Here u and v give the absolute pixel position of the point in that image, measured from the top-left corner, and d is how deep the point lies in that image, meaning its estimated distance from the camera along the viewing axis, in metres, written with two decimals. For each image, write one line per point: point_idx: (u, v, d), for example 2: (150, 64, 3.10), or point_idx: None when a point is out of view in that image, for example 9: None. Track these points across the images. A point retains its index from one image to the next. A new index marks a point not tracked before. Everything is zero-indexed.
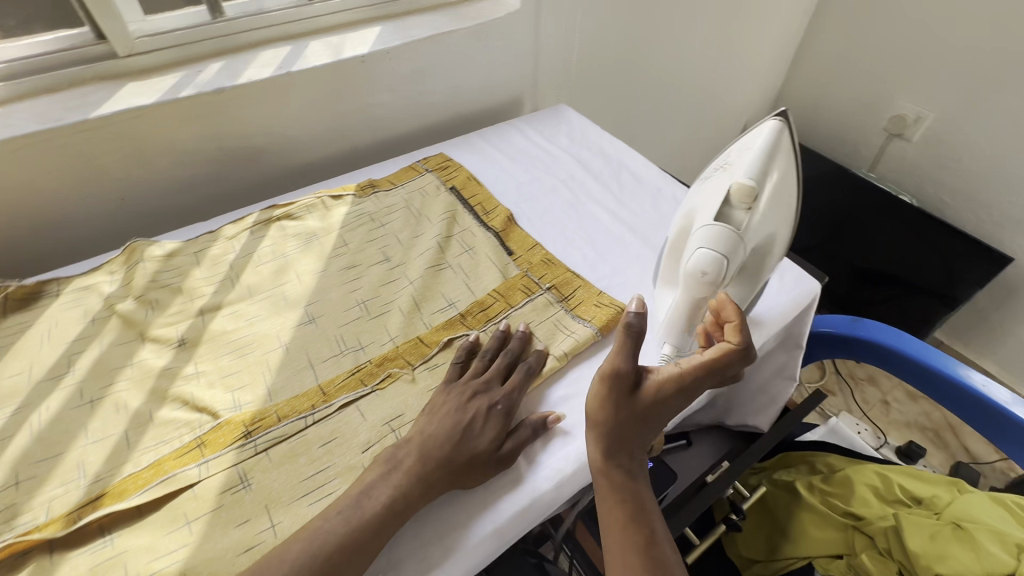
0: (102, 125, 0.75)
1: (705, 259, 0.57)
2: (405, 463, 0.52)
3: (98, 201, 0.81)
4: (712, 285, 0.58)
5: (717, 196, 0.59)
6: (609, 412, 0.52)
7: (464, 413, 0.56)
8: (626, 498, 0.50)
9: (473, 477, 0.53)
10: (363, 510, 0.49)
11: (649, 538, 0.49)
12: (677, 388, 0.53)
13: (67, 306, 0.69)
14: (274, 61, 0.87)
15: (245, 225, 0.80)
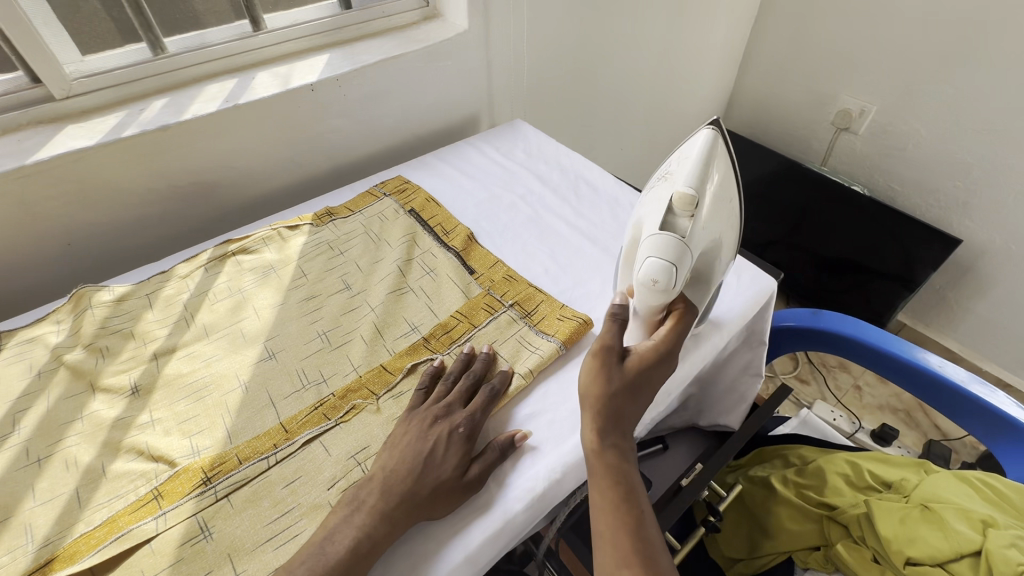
0: (39, 171, 0.72)
1: (655, 268, 0.56)
2: (368, 502, 0.51)
3: (44, 248, 0.78)
4: (664, 293, 0.57)
5: (661, 205, 0.60)
6: (601, 385, 0.54)
7: (427, 439, 0.56)
8: (619, 475, 0.51)
9: (442, 504, 0.52)
10: (327, 556, 0.47)
11: (637, 517, 0.49)
12: (658, 363, 0.56)
13: (10, 361, 0.66)
14: (220, 95, 0.85)
15: (199, 262, 0.79)
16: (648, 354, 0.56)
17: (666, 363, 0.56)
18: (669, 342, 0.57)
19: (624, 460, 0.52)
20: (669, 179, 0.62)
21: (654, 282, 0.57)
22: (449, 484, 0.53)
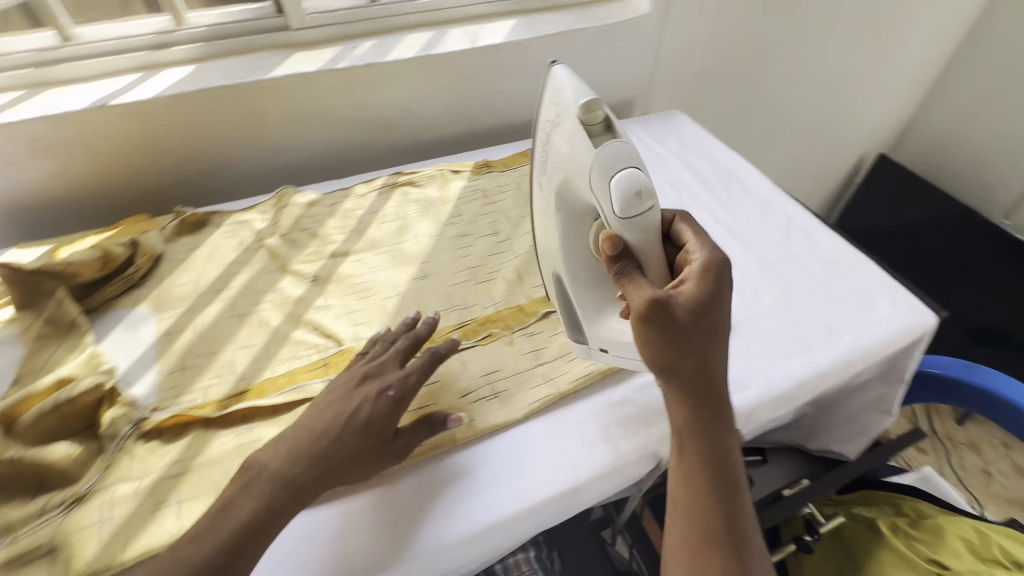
0: (273, 86, 0.86)
1: (631, 186, 0.49)
2: (272, 467, 0.49)
3: (259, 152, 0.93)
4: (649, 198, 0.49)
5: (574, 136, 0.53)
6: (670, 355, 0.48)
7: (353, 396, 0.54)
8: (715, 457, 0.48)
9: (359, 468, 0.52)
10: (223, 527, 0.45)
11: (735, 502, 0.47)
12: (719, 319, 0.49)
13: (226, 235, 0.81)
14: (418, 44, 0.95)
15: (375, 186, 0.89)
16: (713, 309, 0.49)
17: (722, 307, 0.50)
18: (715, 284, 0.50)
19: (719, 438, 0.49)
20: (551, 125, 0.56)
21: (637, 202, 0.49)
22: (370, 448, 0.52)
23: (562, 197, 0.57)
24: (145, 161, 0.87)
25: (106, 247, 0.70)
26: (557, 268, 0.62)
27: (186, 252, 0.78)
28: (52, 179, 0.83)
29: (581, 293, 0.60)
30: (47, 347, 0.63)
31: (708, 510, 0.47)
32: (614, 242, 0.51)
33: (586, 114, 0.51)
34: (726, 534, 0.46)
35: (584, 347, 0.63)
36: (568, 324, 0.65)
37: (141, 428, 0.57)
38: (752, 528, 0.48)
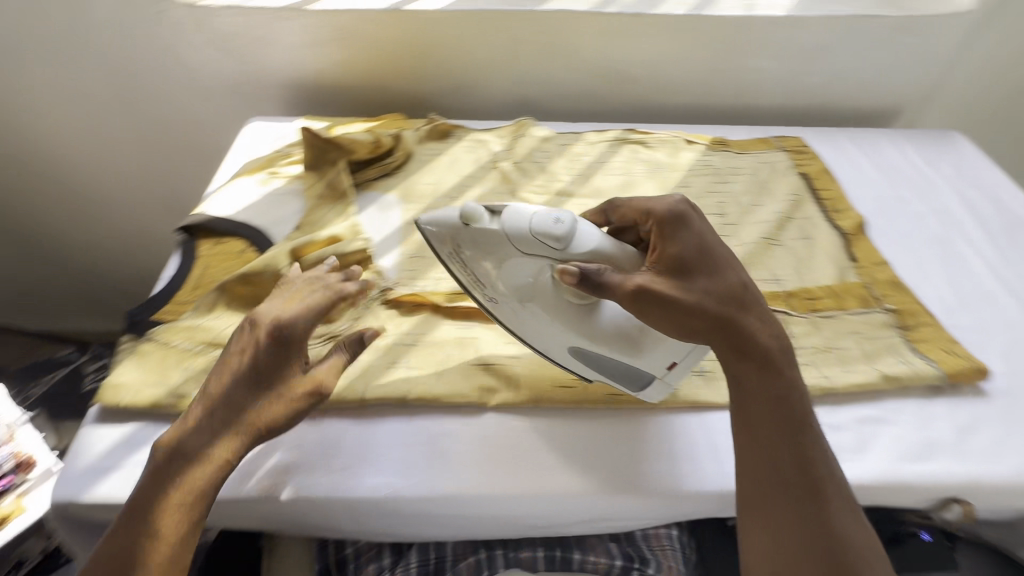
0: (541, 18, 0.88)
1: (537, 220, 0.49)
2: (188, 457, 0.49)
3: (505, 81, 0.96)
4: (571, 220, 0.49)
5: (491, 244, 0.51)
6: (687, 322, 0.50)
7: (245, 352, 0.53)
8: (772, 398, 0.51)
9: (281, 405, 0.52)
10: (147, 521, 0.47)
11: (804, 435, 0.50)
12: (708, 261, 0.52)
13: (466, 149, 0.86)
14: (691, 2, 0.91)
15: (607, 137, 0.89)
16: (701, 256, 0.52)
17: (714, 251, 0.53)
18: (687, 227, 0.52)
19: (770, 380, 0.51)
20: (451, 250, 0.55)
21: (554, 228, 0.48)
22: (286, 384, 0.52)
23: (508, 284, 0.54)
24: (410, 67, 0.94)
25: (377, 135, 0.80)
26: (569, 342, 0.55)
27: (432, 154, 0.85)
28: (336, 66, 0.94)
29: (606, 345, 0.54)
30: (322, 208, 0.73)
31: (772, 448, 0.49)
32: (572, 274, 0.48)
33: (466, 220, 0.51)
34: (797, 466, 0.49)
35: (663, 390, 0.58)
36: (619, 384, 0.58)
37: (386, 296, 0.66)
38: (826, 455, 0.50)
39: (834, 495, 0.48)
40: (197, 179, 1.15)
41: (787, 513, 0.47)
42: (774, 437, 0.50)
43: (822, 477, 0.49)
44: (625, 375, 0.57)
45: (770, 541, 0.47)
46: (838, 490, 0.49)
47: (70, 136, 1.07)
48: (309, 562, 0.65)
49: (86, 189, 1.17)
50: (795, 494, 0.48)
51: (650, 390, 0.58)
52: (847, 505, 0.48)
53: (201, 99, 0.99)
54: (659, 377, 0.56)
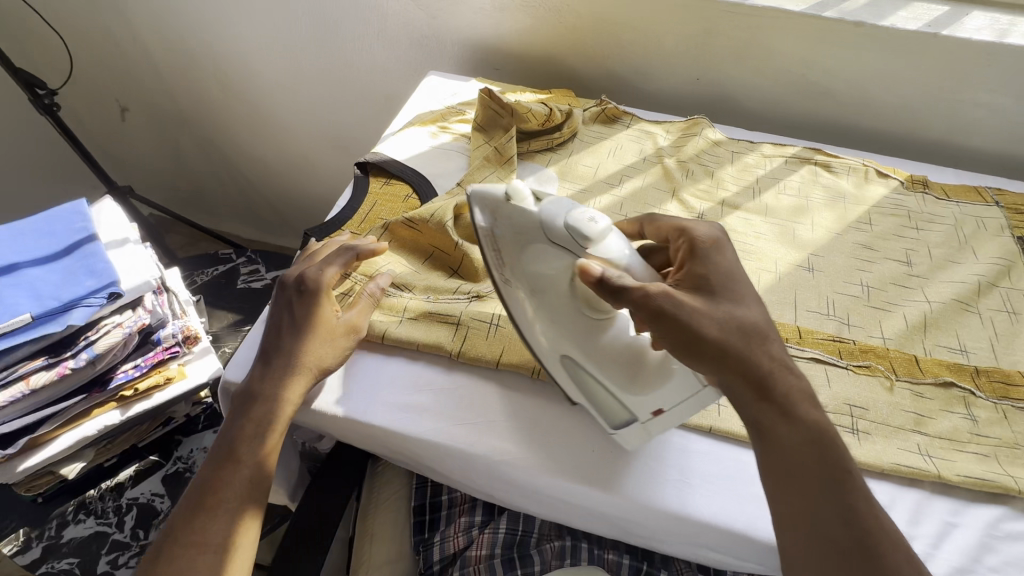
0: (746, 13, 0.82)
1: (578, 219, 0.49)
2: (251, 388, 0.55)
3: (683, 75, 0.91)
4: (606, 225, 0.49)
5: (523, 225, 0.51)
6: (701, 348, 0.47)
7: (298, 304, 0.57)
8: (803, 444, 0.46)
9: (339, 348, 0.58)
10: (226, 447, 0.53)
11: (844, 488, 0.44)
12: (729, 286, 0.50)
13: (631, 138, 0.84)
14: (926, 17, 0.80)
15: (786, 153, 0.82)
16: (722, 281, 0.50)
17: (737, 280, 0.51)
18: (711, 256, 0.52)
19: (797, 422, 0.46)
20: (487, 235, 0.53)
21: (591, 230, 0.48)
22: (341, 331, 0.59)
23: (524, 274, 0.52)
24: (590, 45, 0.92)
25: (551, 108, 0.81)
26: (564, 351, 0.52)
27: (595, 137, 0.83)
28: (518, 33, 0.94)
29: (600, 366, 0.51)
30: (485, 168, 0.74)
31: (806, 502, 0.44)
32: (596, 273, 0.47)
33: (509, 197, 0.51)
34: (839, 522, 0.43)
35: (639, 438, 0.53)
36: (597, 415, 0.54)
37: None
38: (875, 509, 0.44)
39: (891, 555, 0.41)
40: (362, 121, 1.23)
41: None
42: (810, 489, 0.44)
43: (872, 532, 0.42)
44: (607, 406, 0.53)
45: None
46: (897, 549, 0.42)
47: (267, 64, 1.18)
48: (408, 495, 0.70)
49: (268, 114, 1.31)
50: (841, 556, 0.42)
51: (626, 434, 0.53)
52: (907, 568, 0.41)
53: (385, 47, 1.05)
54: (639, 422, 0.51)
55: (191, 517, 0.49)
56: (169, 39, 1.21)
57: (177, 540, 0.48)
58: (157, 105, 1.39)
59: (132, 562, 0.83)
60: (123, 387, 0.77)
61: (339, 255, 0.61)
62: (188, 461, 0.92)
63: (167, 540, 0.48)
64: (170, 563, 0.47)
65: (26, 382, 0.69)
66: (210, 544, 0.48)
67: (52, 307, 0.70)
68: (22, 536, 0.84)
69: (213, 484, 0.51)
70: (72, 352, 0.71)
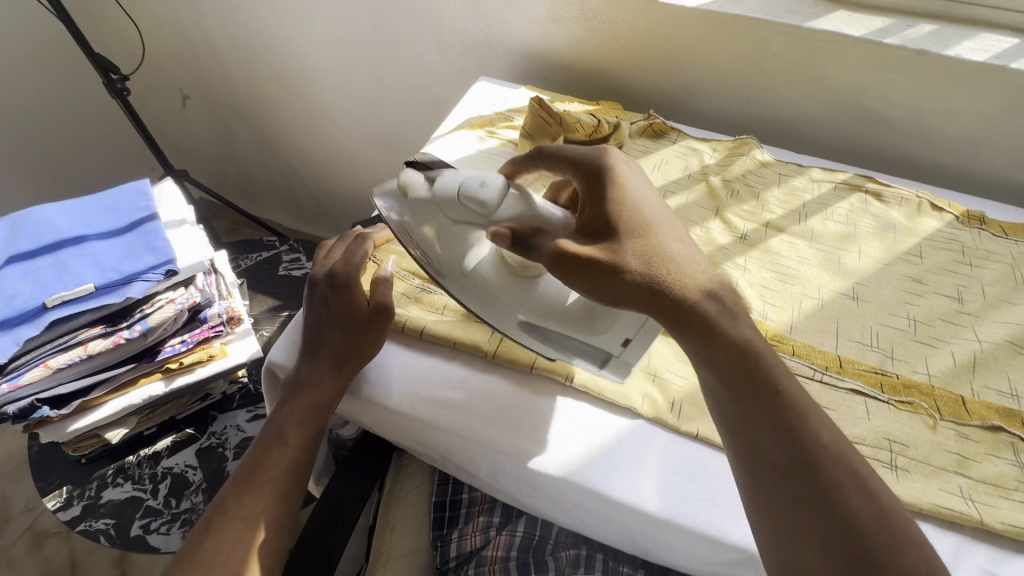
0: (804, 35, 0.81)
1: (468, 183, 0.53)
2: (294, 378, 0.59)
3: (734, 94, 0.91)
4: (495, 188, 0.52)
5: (422, 210, 0.55)
6: (614, 287, 0.47)
7: (333, 299, 0.62)
8: (726, 365, 0.48)
9: (375, 339, 0.61)
10: (271, 432, 0.57)
11: (774, 409, 0.46)
12: (631, 205, 0.49)
13: (677, 154, 0.84)
14: (993, 49, 0.77)
15: (835, 179, 0.81)
16: (620, 204, 0.49)
17: (638, 199, 0.50)
18: (607, 177, 0.50)
19: (716, 351, 0.48)
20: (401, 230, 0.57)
21: (483, 191, 0.52)
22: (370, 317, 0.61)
23: (452, 263, 0.56)
24: (641, 59, 0.92)
25: (600, 119, 0.82)
26: (520, 317, 0.55)
27: (641, 151, 0.84)
28: (570, 44, 0.95)
29: (564, 324, 0.54)
30: None
31: (742, 425, 0.47)
32: (504, 237, 0.51)
33: (404, 189, 0.55)
34: (773, 440, 0.45)
35: (622, 370, 0.56)
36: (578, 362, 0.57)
37: None
38: (817, 426, 0.45)
39: (834, 470, 0.43)
40: (408, 122, 1.26)
41: (772, 493, 0.44)
42: (745, 417, 0.47)
43: (811, 445, 0.44)
44: (585, 351, 0.55)
45: (766, 523, 0.44)
46: (841, 467, 0.44)
47: (323, 62, 1.22)
48: (430, 490, 0.72)
49: (320, 109, 1.35)
50: (779, 472, 0.44)
51: (608, 369, 0.56)
52: (848, 480, 0.43)
53: (438, 51, 1.07)
54: (614, 357, 0.54)
55: (240, 494, 0.53)
56: (233, 33, 1.26)
57: (227, 515, 0.52)
58: (216, 95, 1.45)
59: (164, 528, 0.87)
60: (170, 360, 0.81)
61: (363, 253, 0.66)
62: (222, 437, 0.95)
63: (216, 517, 0.52)
64: (218, 535, 0.50)
65: (84, 347, 0.73)
66: (256, 519, 0.52)
67: (114, 279, 0.74)
68: (64, 493, 0.88)
69: (260, 464, 0.55)
70: (128, 322, 0.75)
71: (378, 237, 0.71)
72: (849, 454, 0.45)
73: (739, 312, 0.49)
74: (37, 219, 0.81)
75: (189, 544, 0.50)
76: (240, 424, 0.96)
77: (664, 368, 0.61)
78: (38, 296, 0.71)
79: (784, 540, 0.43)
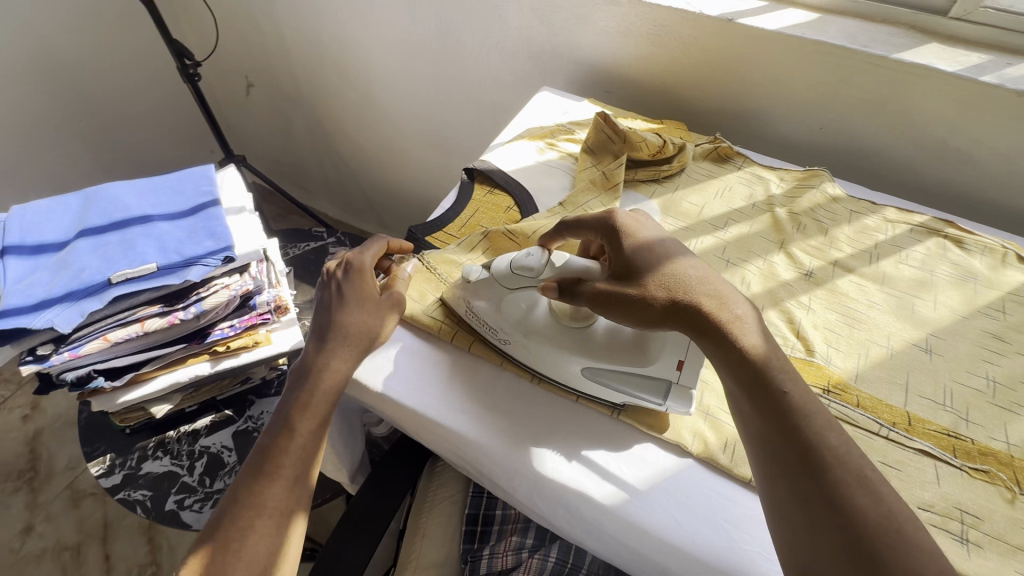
0: (891, 67, 0.77)
1: (514, 258, 0.57)
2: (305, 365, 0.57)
3: (806, 121, 0.88)
4: (541, 263, 0.56)
5: (486, 293, 0.60)
6: (647, 312, 0.49)
7: (343, 284, 0.60)
8: (738, 364, 0.46)
9: (385, 320, 0.60)
10: (280, 420, 0.54)
11: (785, 413, 0.44)
12: (650, 248, 0.52)
13: (743, 182, 0.81)
14: None
15: (911, 220, 0.76)
16: (639, 248, 0.52)
17: (656, 241, 0.53)
18: (624, 226, 0.54)
19: (727, 359, 0.47)
20: (463, 308, 0.63)
21: (528, 263, 0.56)
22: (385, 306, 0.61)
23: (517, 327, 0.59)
24: (712, 80, 0.90)
25: (666, 139, 0.79)
26: (576, 364, 0.57)
27: (705, 175, 0.81)
28: (637, 60, 0.93)
29: (616, 359, 0.56)
30: (590, 191, 0.74)
31: (753, 430, 0.45)
32: (552, 288, 0.54)
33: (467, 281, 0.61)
34: (781, 442, 0.43)
35: (686, 399, 0.55)
36: (643, 400, 0.56)
37: None
38: (825, 429, 0.43)
39: (843, 473, 0.41)
40: (464, 125, 1.26)
41: (781, 494, 0.42)
42: (756, 417, 0.45)
43: (816, 449, 0.42)
44: (645, 385, 0.56)
45: (781, 530, 0.42)
46: (849, 471, 0.41)
47: (385, 60, 1.24)
48: (463, 503, 0.74)
49: (377, 106, 1.37)
50: (788, 475, 0.42)
51: (673, 403, 0.55)
52: (861, 485, 0.40)
53: (502, 57, 1.07)
54: (674, 383, 0.55)
55: (252, 483, 0.50)
56: (301, 26, 1.29)
57: (241, 505, 0.49)
58: (280, 85, 1.49)
59: (197, 506, 0.89)
60: (217, 343, 0.82)
61: (372, 244, 0.65)
62: (258, 422, 0.97)
63: (230, 507, 0.49)
64: (234, 524, 0.48)
65: (142, 324, 0.75)
66: (269, 507, 0.49)
67: (175, 261, 0.76)
68: (107, 460, 0.92)
69: (271, 451, 0.52)
70: (183, 304, 0.77)
71: (394, 241, 0.67)
72: (860, 460, 0.42)
73: (753, 322, 0.48)
74: (108, 196, 0.84)
75: (203, 538, 0.48)
76: None
77: (715, 407, 0.59)
78: (103, 272, 0.73)
79: (796, 547, 0.40)
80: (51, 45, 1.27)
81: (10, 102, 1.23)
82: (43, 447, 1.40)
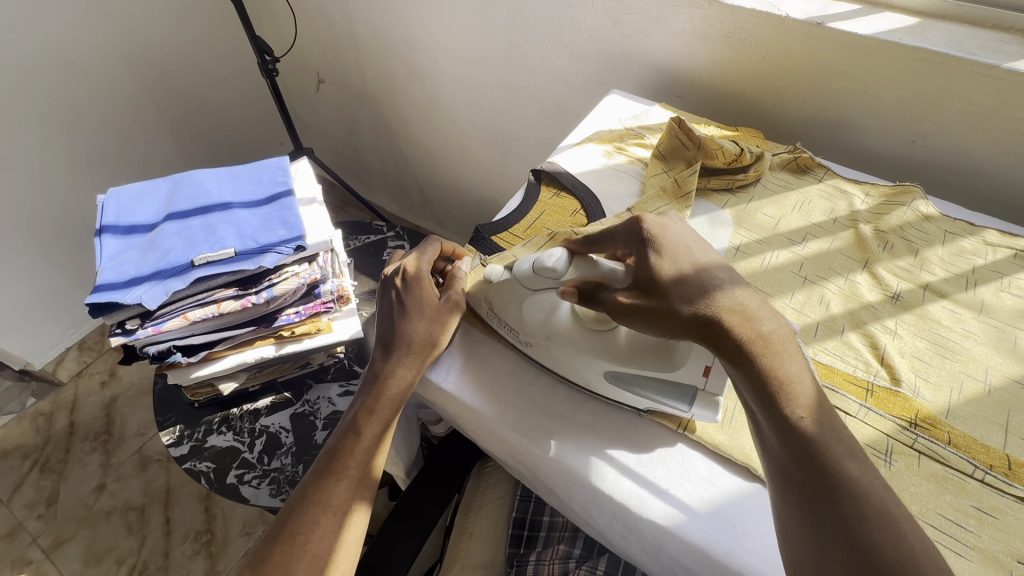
0: (1001, 76, 0.70)
1: (536, 258, 0.56)
2: (370, 372, 0.58)
3: (897, 133, 0.82)
4: (560, 270, 0.55)
5: (508, 291, 0.60)
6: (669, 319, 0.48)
7: (405, 291, 0.61)
8: (761, 381, 0.44)
9: (447, 326, 0.60)
10: (346, 422, 0.56)
11: (801, 437, 0.42)
12: (680, 255, 0.50)
13: (824, 196, 0.76)
14: None
15: (1015, 244, 0.70)
16: (663, 257, 0.49)
17: (685, 247, 0.51)
18: (651, 234, 0.51)
19: (747, 377, 0.45)
20: (485, 308, 0.63)
21: (551, 265, 0.54)
22: (447, 313, 0.61)
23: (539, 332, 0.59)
24: (793, 87, 0.86)
25: (743, 147, 0.76)
26: (601, 369, 0.56)
27: (782, 186, 0.78)
28: (713, 64, 0.90)
29: (637, 362, 0.55)
30: (660, 200, 0.72)
31: (767, 449, 0.44)
32: (572, 293, 0.54)
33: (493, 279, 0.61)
34: (795, 463, 0.42)
35: (712, 407, 0.53)
36: (667, 405, 0.55)
37: None
38: (846, 458, 0.41)
39: (862, 505, 0.39)
40: (526, 125, 1.26)
41: (794, 518, 0.41)
42: (779, 440, 0.43)
43: (834, 475, 0.41)
44: (664, 390, 0.55)
45: (790, 555, 0.41)
46: (873, 501, 0.39)
47: (452, 59, 1.25)
48: (510, 507, 0.76)
49: (441, 104, 1.39)
50: (802, 500, 0.41)
51: (699, 409, 0.54)
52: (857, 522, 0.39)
53: (570, 59, 1.06)
54: (699, 390, 0.53)
55: (317, 483, 0.52)
56: (373, 25, 1.33)
57: (308, 500, 0.51)
58: (349, 81, 1.54)
59: (254, 482, 0.93)
60: (283, 328, 0.85)
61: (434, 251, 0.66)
62: (314, 406, 1.00)
63: (297, 504, 0.51)
64: (302, 520, 0.49)
65: (218, 306, 0.79)
66: (333, 504, 0.51)
67: (251, 247, 0.80)
68: (177, 431, 0.97)
69: (337, 451, 0.54)
70: (256, 289, 0.81)
71: (447, 243, 0.70)
72: (884, 493, 0.40)
73: (779, 342, 0.46)
74: (194, 182, 0.89)
75: (271, 532, 0.50)
76: (332, 397, 1.01)
77: None
78: (187, 254, 0.78)
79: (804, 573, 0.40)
80: (146, 37, 1.36)
81: (109, 90, 1.33)
82: (116, 412, 1.50)
